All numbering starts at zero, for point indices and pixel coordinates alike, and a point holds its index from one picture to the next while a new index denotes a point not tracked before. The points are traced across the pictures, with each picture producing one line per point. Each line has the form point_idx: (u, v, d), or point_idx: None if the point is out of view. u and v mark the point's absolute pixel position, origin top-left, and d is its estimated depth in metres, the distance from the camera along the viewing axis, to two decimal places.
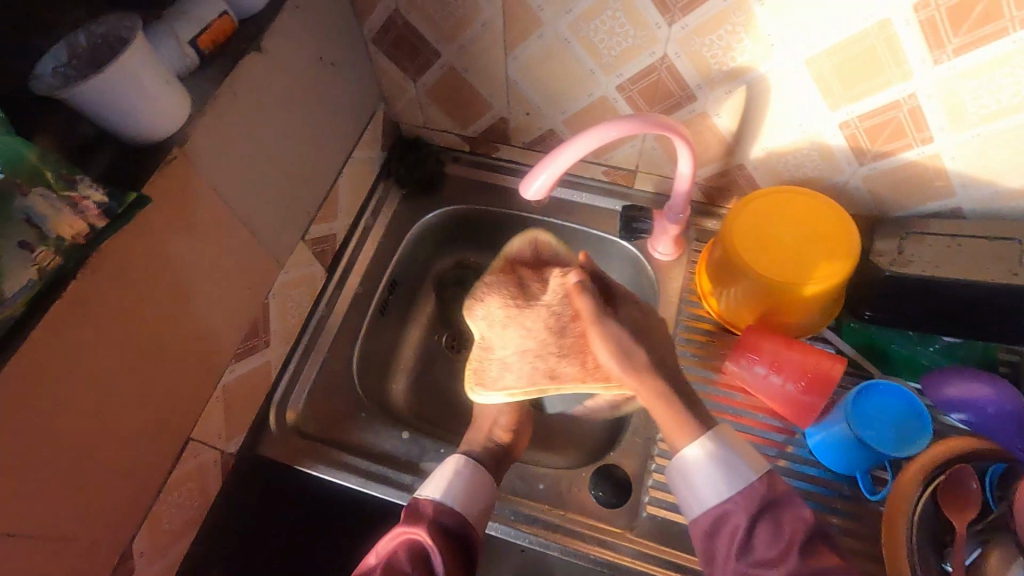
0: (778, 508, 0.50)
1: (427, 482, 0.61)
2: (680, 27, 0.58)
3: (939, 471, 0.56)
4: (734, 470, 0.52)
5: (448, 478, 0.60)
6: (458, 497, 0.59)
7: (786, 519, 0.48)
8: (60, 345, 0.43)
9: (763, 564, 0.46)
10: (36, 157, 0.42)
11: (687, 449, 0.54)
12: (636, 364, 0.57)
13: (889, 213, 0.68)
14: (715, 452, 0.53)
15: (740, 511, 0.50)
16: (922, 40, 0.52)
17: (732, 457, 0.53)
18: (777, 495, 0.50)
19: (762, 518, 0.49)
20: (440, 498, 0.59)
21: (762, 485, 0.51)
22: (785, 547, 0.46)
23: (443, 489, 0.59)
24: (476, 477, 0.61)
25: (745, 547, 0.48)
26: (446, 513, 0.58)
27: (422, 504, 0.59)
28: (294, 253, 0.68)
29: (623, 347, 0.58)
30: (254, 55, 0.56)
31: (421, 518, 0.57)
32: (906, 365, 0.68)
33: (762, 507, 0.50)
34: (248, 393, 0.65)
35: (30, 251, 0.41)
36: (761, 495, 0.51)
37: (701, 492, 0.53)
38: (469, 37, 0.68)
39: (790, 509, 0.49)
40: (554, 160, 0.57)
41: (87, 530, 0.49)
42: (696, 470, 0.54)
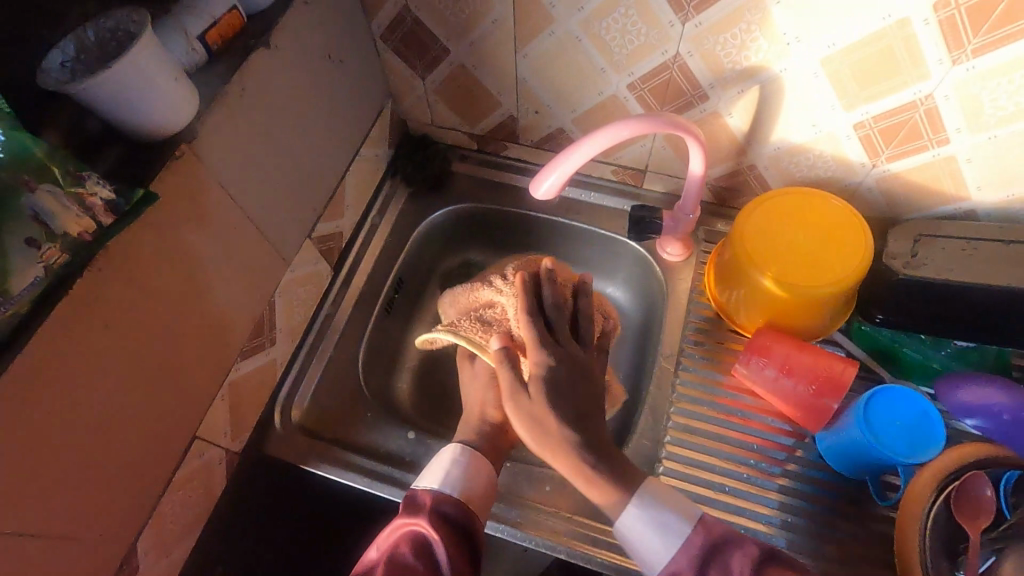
0: (721, 553, 0.50)
1: (425, 474, 0.59)
2: (694, 25, 0.58)
3: (952, 477, 0.55)
4: (668, 528, 0.52)
5: (445, 469, 0.59)
6: (457, 485, 0.58)
7: (732, 561, 0.48)
8: (67, 342, 0.43)
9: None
10: (43, 152, 0.41)
11: (620, 520, 0.54)
12: (548, 440, 0.57)
13: (902, 215, 0.67)
14: (647, 514, 0.54)
15: (687, 568, 0.50)
16: (941, 40, 0.51)
17: (662, 514, 0.53)
18: (715, 539, 0.51)
19: (707, 571, 0.49)
20: (440, 488, 0.57)
21: (698, 535, 0.52)
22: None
23: (441, 478, 0.58)
24: (473, 466, 0.60)
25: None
26: (447, 502, 0.56)
27: (422, 494, 0.57)
28: (301, 251, 0.67)
29: (536, 421, 0.58)
30: (263, 51, 0.55)
31: (421, 508, 0.55)
32: (918, 369, 0.67)
33: (704, 560, 0.50)
34: (253, 392, 0.65)
35: (36, 247, 0.40)
36: (699, 547, 0.51)
37: (650, 558, 0.53)
38: (479, 34, 0.67)
39: (733, 550, 0.49)
40: (565, 159, 0.56)
41: (92, 529, 0.49)
42: (636, 537, 0.54)
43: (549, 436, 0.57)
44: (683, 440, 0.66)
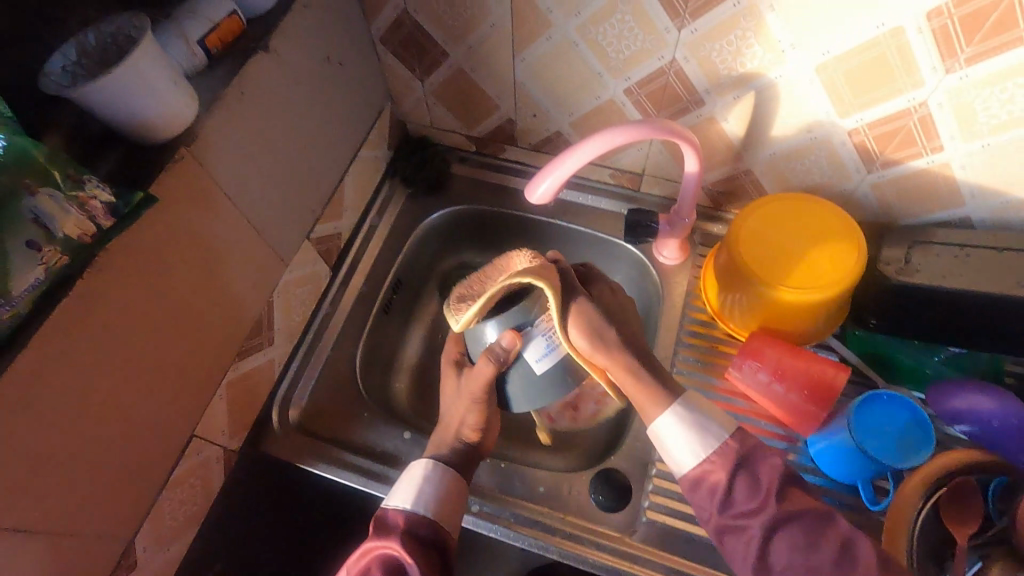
0: (752, 461, 0.51)
1: (395, 491, 0.58)
2: (690, 31, 0.58)
3: (941, 483, 0.55)
4: (706, 430, 0.53)
5: (417, 486, 0.57)
6: (427, 505, 0.56)
7: (761, 471, 0.50)
8: (65, 343, 0.44)
9: (746, 516, 0.48)
10: (44, 156, 0.42)
11: (660, 416, 0.55)
12: (614, 353, 0.58)
13: (897, 221, 0.68)
14: (686, 416, 0.54)
15: (718, 470, 0.51)
16: (935, 48, 0.51)
17: (702, 417, 0.54)
18: (749, 449, 0.52)
19: (739, 472, 0.50)
20: (411, 508, 0.56)
21: (734, 441, 0.53)
22: (764, 496, 0.48)
23: (412, 497, 0.56)
24: (445, 482, 0.58)
25: (728, 501, 0.50)
26: (419, 523, 0.55)
27: (392, 515, 0.56)
28: (299, 252, 0.68)
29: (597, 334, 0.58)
30: (262, 55, 0.56)
31: (392, 530, 0.54)
32: (911, 375, 0.68)
33: (738, 463, 0.51)
34: (251, 391, 0.66)
35: (37, 250, 0.41)
36: (735, 451, 0.52)
37: (679, 457, 0.54)
38: (477, 38, 0.67)
39: (763, 461, 0.51)
40: (560, 164, 0.56)
41: (91, 525, 0.49)
42: (670, 435, 0.54)
43: (609, 335, 0.58)
44: None
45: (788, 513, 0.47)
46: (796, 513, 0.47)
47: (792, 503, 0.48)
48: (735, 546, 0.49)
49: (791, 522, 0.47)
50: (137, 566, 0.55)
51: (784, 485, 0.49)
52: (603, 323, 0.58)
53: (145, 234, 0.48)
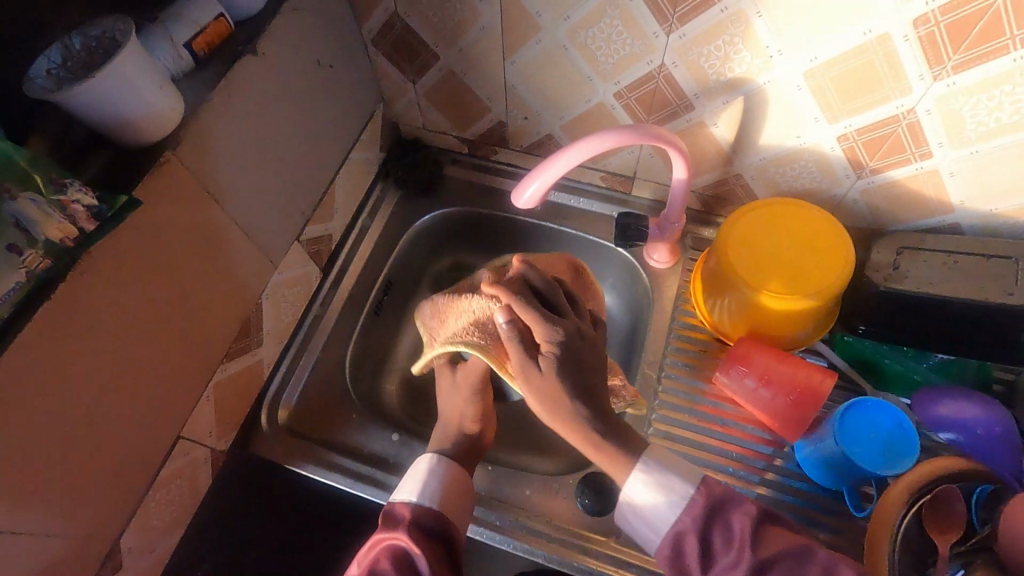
0: (723, 510, 0.48)
1: (402, 485, 0.59)
2: (678, 36, 0.58)
3: (924, 491, 0.55)
4: (672, 488, 0.50)
5: (422, 480, 0.59)
6: (433, 497, 0.57)
7: (732, 518, 0.47)
8: (49, 346, 0.44)
9: (727, 571, 0.44)
10: (26, 162, 0.43)
11: (629, 481, 0.52)
12: (561, 414, 0.55)
13: (886, 227, 0.68)
14: (654, 474, 0.52)
15: (689, 528, 0.48)
16: (921, 55, 0.51)
17: (667, 476, 0.51)
18: (718, 499, 0.49)
19: (710, 526, 0.47)
20: (417, 501, 0.57)
21: (701, 495, 0.49)
22: (739, 546, 0.44)
23: (418, 491, 0.57)
24: (450, 476, 0.59)
25: (707, 557, 0.46)
26: (426, 515, 0.56)
27: (399, 508, 0.57)
28: (288, 253, 0.68)
29: (551, 399, 0.55)
30: (250, 58, 0.56)
31: (399, 522, 0.55)
32: (900, 380, 0.68)
33: (708, 513, 0.48)
34: (239, 392, 0.66)
35: (19, 253, 0.42)
36: (702, 505, 0.49)
37: (655, 518, 0.50)
38: (468, 41, 0.67)
39: (734, 509, 0.48)
40: (548, 168, 0.57)
41: (76, 526, 0.50)
42: (640, 497, 0.51)
43: (563, 407, 0.54)
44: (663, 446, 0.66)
45: (765, 558, 0.43)
46: (773, 559, 0.43)
47: (767, 546, 0.44)
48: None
49: (771, 565, 0.43)
50: (122, 566, 0.56)
51: (757, 528, 0.45)
52: (562, 392, 0.54)
53: (131, 238, 0.48)
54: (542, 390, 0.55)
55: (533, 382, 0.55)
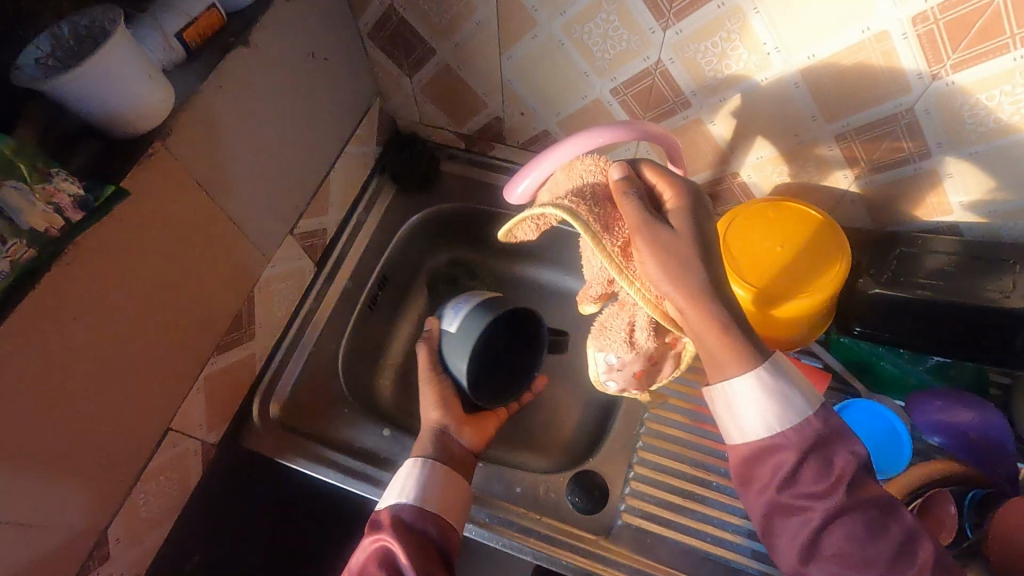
0: (830, 443, 0.44)
1: (387, 489, 0.56)
2: (675, 32, 0.57)
3: (916, 494, 0.54)
4: (789, 404, 0.45)
5: (404, 481, 0.56)
6: (418, 497, 0.55)
7: (837, 456, 0.43)
8: (34, 337, 0.44)
9: (809, 498, 0.43)
10: (10, 149, 0.42)
11: (739, 377, 0.46)
12: (691, 288, 0.46)
13: (885, 228, 0.67)
14: (771, 385, 0.46)
15: (789, 447, 0.44)
16: (920, 54, 0.50)
17: (785, 389, 0.46)
18: (831, 431, 0.45)
19: (813, 453, 0.44)
20: (400, 502, 0.54)
21: (817, 420, 0.45)
22: (833, 481, 0.42)
23: (401, 492, 0.55)
24: (433, 474, 0.56)
25: (792, 477, 0.43)
26: (411, 515, 0.53)
27: (383, 512, 0.54)
28: (282, 247, 0.68)
29: (677, 260, 0.47)
30: (242, 50, 0.56)
31: (384, 525, 0.53)
32: (894, 382, 0.68)
33: (812, 444, 0.44)
34: (231, 385, 0.66)
35: (2, 244, 0.41)
36: (814, 431, 0.45)
37: (744, 422, 0.47)
38: (463, 35, 0.67)
39: (843, 446, 0.44)
40: (541, 164, 0.55)
41: (61, 517, 0.50)
42: (744, 398, 0.46)
43: (693, 274, 0.47)
44: (656, 446, 0.68)
45: (856, 502, 0.42)
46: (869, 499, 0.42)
47: (859, 493, 0.42)
48: (788, 523, 0.44)
49: (861, 508, 0.41)
50: (109, 557, 0.56)
51: (858, 475, 0.43)
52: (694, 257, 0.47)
53: (118, 229, 0.48)
54: (666, 248, 0.47)
55: (664, 241, 0.48)
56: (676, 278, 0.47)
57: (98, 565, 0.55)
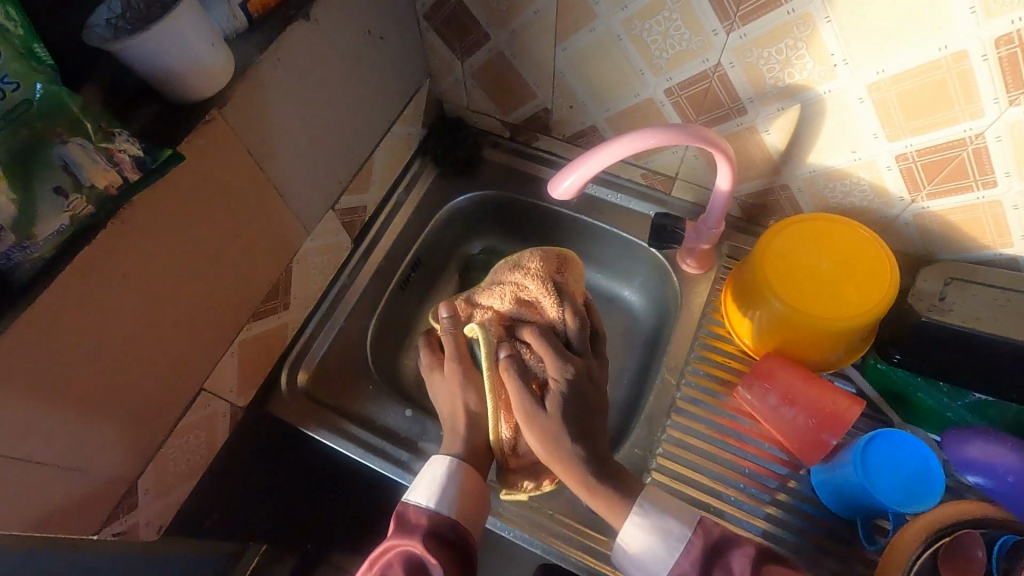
0: (723, 555, 0.51)
1: (416, 487, 0.57)
2: (739, 36, 0.56)
3: (945, 531, 0.52)
4: (667, 533, 0.53)
5: (439, 485, 0.56)
6: (452, 505, 0.55)
7: (734, 562, 0.49)
8: (93, 290, 0.45)
9: None
10: (78, 108, 0.44)
11: (623, 530, 0.54)
12: (558, 457, 0.58)
13: (938, 254, 0.65)
14: (647, 519, 0.54)
15: (691, 572, 0.51)
16: (998, 78, 0.48)
17: (661, 520, 0.53)
18: (713, 541, 0.52)
19: (714, 570, 0.50)
20: (434, 507, 0.55)
21: (697, 537, 0.52)
22: None
23: (435, 496, 0.56)
24: (466, 481, 0.57)
25: None
26: (441, 524, 0.54)
27: (412, 513, 0.55)
28: (322, 221, 0.69)
29: (550, 439, 0.58)
30: (303, 23, 0.56)
31: (415, 530, 0.54)
32: (930, 416, 0.64)
33: (711, 559, 0.51)
34: (263, 351, 0.68)
35: (64, 198, 0.42)
36: (701, 550, 0.51)
37: (651, 564, 0.53)
38: (521, 22, 0.66)
39: (733, 551, 0.50)
40: (587, 162, 0.56)
41: (97, 463, 0.52)
42: (637, 543, 0.54)
43: (562, 447, 0.57)
44: (675, 455, 0.65)
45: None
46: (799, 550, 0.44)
47: None
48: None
49: None
50: (138, 506, 0.58)
51: None
52: (559, 438, 0.57)
53: (172, 191, 0.49)
54: (545, 429, 0.58)
55: (542, 426, 0.58)
56: (551, 453, 0.58)
57: (127, 513, 0.57)
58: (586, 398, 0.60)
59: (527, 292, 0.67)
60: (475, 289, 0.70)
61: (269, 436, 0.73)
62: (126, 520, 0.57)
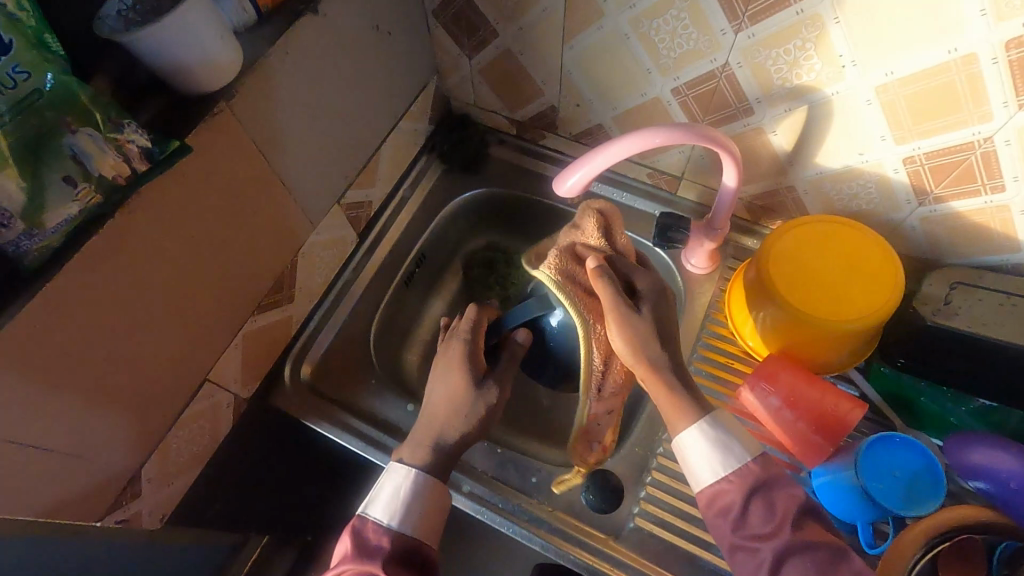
0: (771, 487, 0.50)
1: (375, 502, 0.55)
2: (747, 36, 0.55)
3: (943, 537, 0.52)
4: (730, 451, 0.52)
5: (403, 500, 0.54)
6: (414, 523, 0.54)
7: (778, 498, 0.49)
8: (99, 281, 0.46)
9: (760, 538, 0.47)
10: (88, 98, 0.44)
11: (687, 430, 0.54)
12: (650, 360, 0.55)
13: (944, 258, 0.64)
14: (713, 431, 0.53)
15: (734, 489, 0.51)
16: (1007, 81, 0.48)
17: (728, 437, 0.53)
18: (770, 474, 0.51)
19: (755, 495, 0.49)
20: (396, 526, 0.53)
21: (757, 465, 0.51)
22: (778, 521, 0.47)
23: (398, 514, 0.53)
24: (431, 497, 0.55)
25: (742, 522, 0.49)
26: (402, 543, 0.52)
27: (371, 531, 0.53)
28: (328, 216, 0.70)
29: (642, 342, 0.55)
30: (311, 18, 0.57)
31: (373, 551, 0.51)
32: (932, 421, 0.64)
33: (755, 486, 0.50)
34: (266, 344, 0.68)
35: (73, 186, 0.43)
36: (754, 475, 0.51)
37: (698, 471, 0.53)
38: (529, 20, 0.66)
39: (781, 488, 0.49)
40: (593, 160, 0.56)
41: (101, 452, 0.52)
42: (693, 449, 0.53)
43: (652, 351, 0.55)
44: None
45: (801, 542, 0.46)
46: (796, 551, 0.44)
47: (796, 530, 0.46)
48: (746, 564, 0.47)
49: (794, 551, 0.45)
50: (141, 494, 0.59)
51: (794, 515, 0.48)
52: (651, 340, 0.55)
53: (179, 184, 0.49)
54: (637, 329, 0.55)
55: (635, 327, 0.55)
56: (641, 358, 0.55)
57: (130, 501, 0.57)
58: (668, 304, 0.59)
59: (612, 243, 0.63)
60: (555, 239, 0.66)
61: (272, 427, 0.73)
62: (129, 509, 0.58)
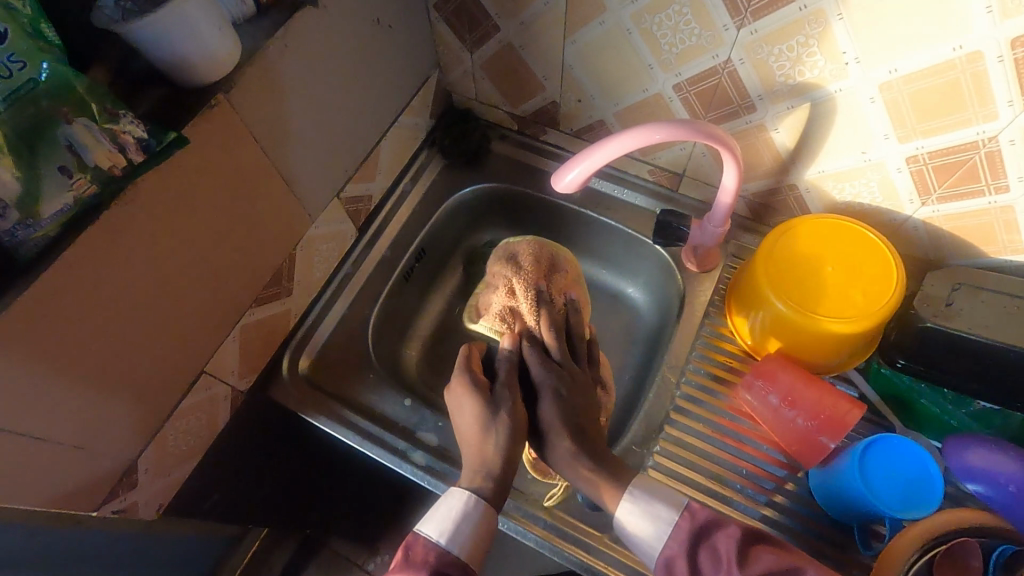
0: (708, 534, 0.49)
1: (428, 517, 0.53)
2: (749, 32, 0.55)
3: (941, 540, 0.51)
4: (658, 515, 0.52)
5: (454, 520, 0.52)
6: (464, 544, 0.51)
7: (718, 542, 0.48)
8: (94, 270, 0.46)
9: None
10: (85, 89, 0.44)
11: (619, 508, 0.53)
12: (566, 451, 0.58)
13: (946, 259, 0.64)
14: (639, 501, 0.53)
15: (677, 553, 0.49)
16: (1011, 80, 0.47)
17: (652, 503, 0.52)
18: (702, 521, 0.50)
19: (699, 548, 0.48)
20: (445, 544, 0.51)
21: (684, 520, 0.50)
22: (724, 565, 0.46)
23: (449, 532, 0.51)
24: (484, 523, 0.53)
25: None
26: (449, 563, 0.50)
27: (420, 545, 0.51)
28: (327, 210, 0.69)
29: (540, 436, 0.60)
30: (310, 10, 0.57)
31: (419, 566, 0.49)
32: (931, 421, 0.63)
33: (695, 539, 0.49)
34: (265, 337, 0.68)
35: (69, 176, 0.43)
36: (686, 531, 0.50)
37: (646, 542, 0.52)
38: (530, 14, 0.66)
39: (719, 531, 0.48)
40: (589, 158, 0.56)
41: (99, 441, 0.52)
42: (631, 522, 0.53)
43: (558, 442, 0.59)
44: (674, 454, 0.65)
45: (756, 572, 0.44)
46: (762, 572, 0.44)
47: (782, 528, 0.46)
48: None
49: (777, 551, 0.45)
50: (137, 485, 0.59)
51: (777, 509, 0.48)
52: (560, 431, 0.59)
53: (177, 175, 0.49)
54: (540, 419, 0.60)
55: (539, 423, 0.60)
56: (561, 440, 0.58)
57: (126, 491, 0.57)
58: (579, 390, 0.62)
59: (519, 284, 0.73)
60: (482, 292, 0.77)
61: (269, 421, 0.73)
62: (125, 499, 0.58)
